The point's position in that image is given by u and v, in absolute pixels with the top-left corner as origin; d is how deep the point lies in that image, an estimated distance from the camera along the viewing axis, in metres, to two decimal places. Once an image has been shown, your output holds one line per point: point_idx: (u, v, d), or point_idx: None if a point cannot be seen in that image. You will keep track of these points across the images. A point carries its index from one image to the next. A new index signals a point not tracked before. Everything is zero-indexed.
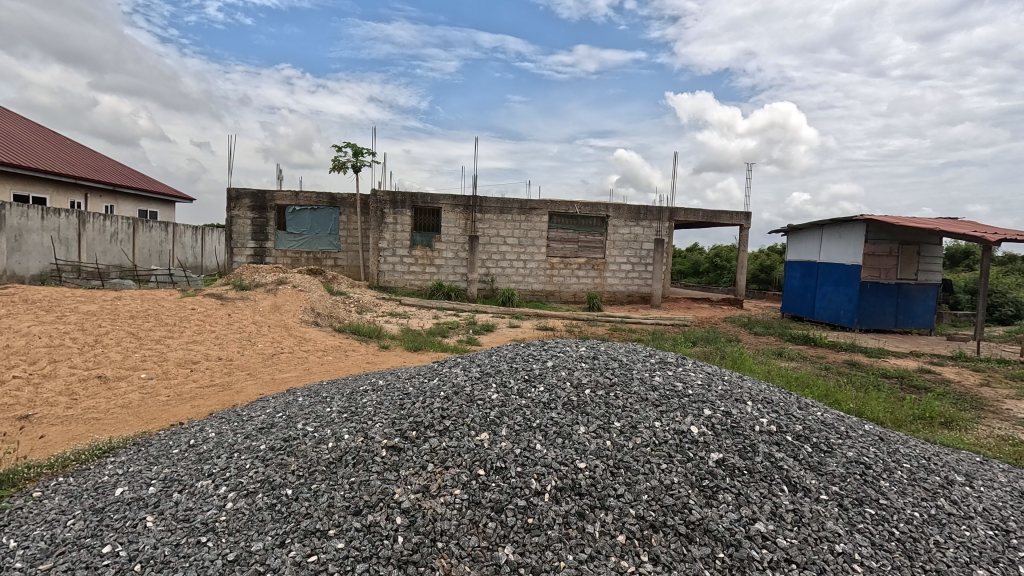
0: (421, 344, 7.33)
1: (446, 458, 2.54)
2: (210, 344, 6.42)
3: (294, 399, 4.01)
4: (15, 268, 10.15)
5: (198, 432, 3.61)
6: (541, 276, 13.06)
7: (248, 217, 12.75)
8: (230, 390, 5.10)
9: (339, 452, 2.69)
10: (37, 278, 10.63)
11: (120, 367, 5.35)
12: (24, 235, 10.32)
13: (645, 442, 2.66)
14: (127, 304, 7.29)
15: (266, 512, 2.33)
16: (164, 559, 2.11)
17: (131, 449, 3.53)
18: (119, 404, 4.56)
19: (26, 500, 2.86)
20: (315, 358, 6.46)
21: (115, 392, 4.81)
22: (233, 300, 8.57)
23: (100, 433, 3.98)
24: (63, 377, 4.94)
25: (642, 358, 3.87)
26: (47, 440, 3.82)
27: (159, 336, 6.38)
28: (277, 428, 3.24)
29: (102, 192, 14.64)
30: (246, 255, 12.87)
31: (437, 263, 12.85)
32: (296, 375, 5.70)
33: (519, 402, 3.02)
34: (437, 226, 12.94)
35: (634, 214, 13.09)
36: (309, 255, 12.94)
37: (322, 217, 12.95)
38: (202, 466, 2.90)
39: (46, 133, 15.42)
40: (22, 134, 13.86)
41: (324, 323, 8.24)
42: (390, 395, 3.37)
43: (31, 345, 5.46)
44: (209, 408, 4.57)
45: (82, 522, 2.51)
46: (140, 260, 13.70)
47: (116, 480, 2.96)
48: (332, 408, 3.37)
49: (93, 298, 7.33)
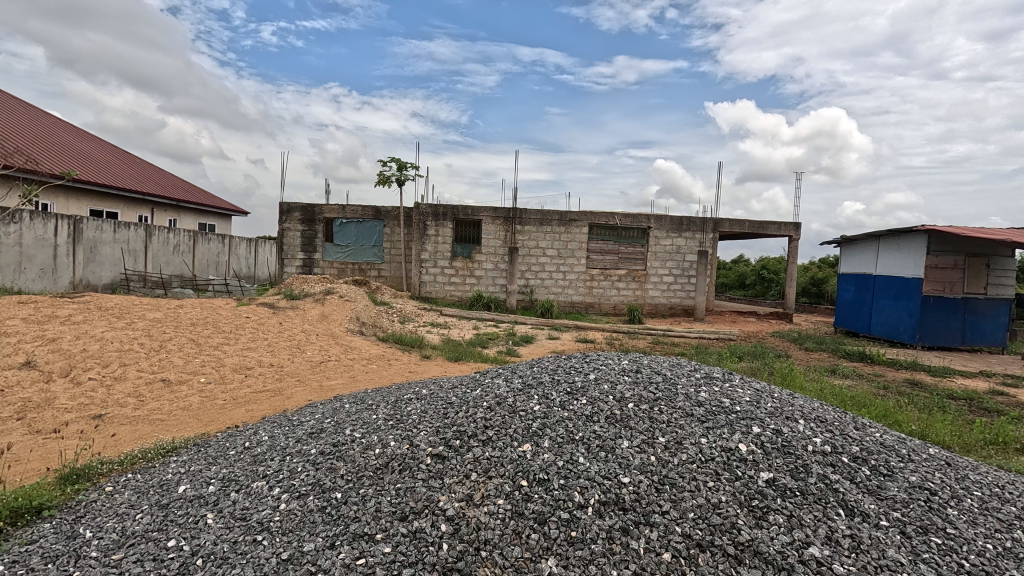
0: (462, 354, 7.43)
1: (490, 468, 2.56)
2: (263, 351, 6.73)
3: (341, 406, 4.14)
4: (90, 278, 11.01)
5: (253, 434, 3.80)
6: (580, 288, 12.98)
7: (298, 230, 13.32)
8: (281, 395, 5.33)
9: (386, 459, 2.76)
10: (108, 287, 11.46)
11: (182, 371, 5.68)
12: (98, 247, 11.19)
13: (691, 458, 2.60)
14: (188, 312, 7.73)
15: (316, 513, 2.42)
16: (223, 555, 2.22)
17: (192, 449, 3.74)
18: (181, 407, 4.83)
19: (100, 494, 3.09)
20: (360, 366, 6.65)
21: (177, 395, 5.12)
22: (283, 309, 8.95)
23: (165, 433, 4.24)
24: (131, 380, 5.29)
25: (687, 372, 3.78)
26: (117, 439, 4.07)
27: (217, 342, 6.74)
28: (326, 434, 3.35)
29: (167, 206, 15.64)
30: (296, 266, 13.41)
31: (477, 275, 13.00)
32: (342, 382, 5.89)
33: (562, 415, 3.01)
34: (478, 238, 13.11)
35: (676, 225, 12.89)
36: (354, 266, 13.39)
37: (367, 229, 13.38)
38: (257, 468, 3.04)
39: (119, 153, 16.67)
40: (97, 153, 15.03)
41: (368, 332, 8.52)
42: (433, 404, 3.44)
43: (103, 349, 5.82)
44: (262, 413, 4.79)
45: (149, 516, 2.68)
46: (199, 271, 14.54)
47: (179, 478, 3.15)
48: (378, 415, 3.47)
49: (158, 306, 7.82)
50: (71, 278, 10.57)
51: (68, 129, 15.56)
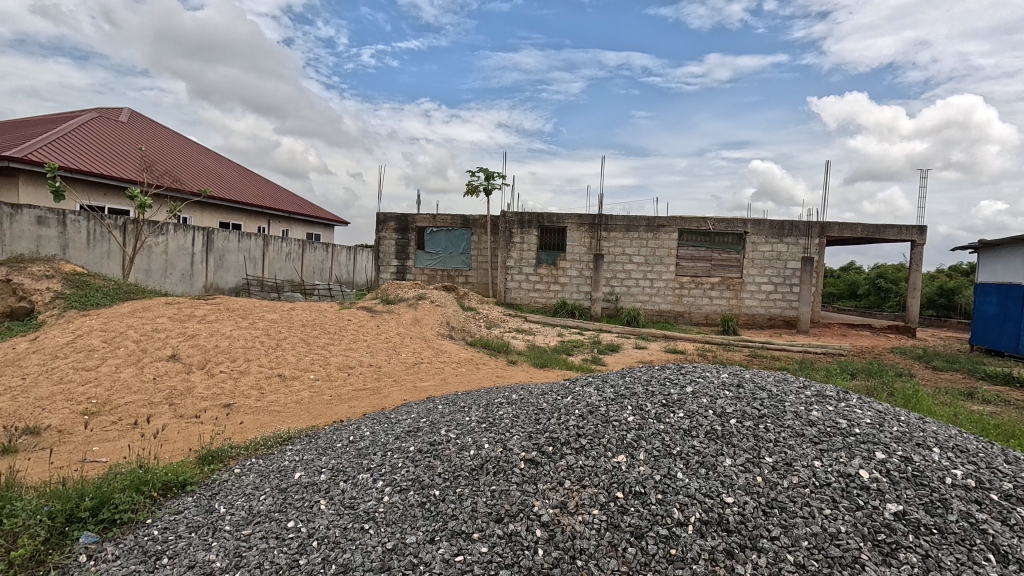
0: (547, 361, 7.45)
1: (584, 477, 2.54)
2: (363, 352, 7.21)
3: (435, 406, 4.33)
4: (218, 282, 12.55)
5: (356, 429, 4.08)
6: (669, 296, 12.51)
7: (393, 238, 14.12)
8: (379, 394, 5.68)
9: (480, 460, 2.84)
10: (233, 290, 12.96)
11: (295, 368, 6.25)
12: (225, 255, 12.71)
13: (803, 482, 2.41)
14: (300, 314, 8.49)
15: (417, 508, 2.54)
16: (335, 539, 2.40)
17: (304, 439, 4.10)
18: (294, 400, 5.31)
19: (230, 474, 3.49)
20: (450, 369, 6.91)
21: (291, 389, 5.63)
22: (380, 313, 9.53)
23: (281, 423, 4.68)
24: (253, 374, 5.91)
25: (795, 389, 3.50)
26: (243, 426, 4.57)
27: (324, 342, 7.33)
28: (423, 432, 3.51)
29: (281, 218, 17.32)
30: (390, 272, 14.23)
31: (562, 282, 12.98)
32: (434, 384, 6.15)
33: (657, 427, 2.92)
34: (563, 245, 13.11)
35: (776, 230, 12.04)
36: (443, 273, 13.94)
37: (456, 237, 13.90)
38: (362, 461, 3.26)
39: (243, 171, 18.77)
40: (226, 173, 17.03)
41: (457, 337, 8.82)
42: (525, 409, 3.48)
43: (231, 345, 6.55)
44: (363, 409, 5.13)
45: (271, 498, 2.98)
46: (307, 276, 15.95)
47: (295, 465, 3.46)
48: (471, 418, 3.57)
49: (274, 308, 8.67)
50: (204, 283, 12.15)
51: (204, 152, 17.79)
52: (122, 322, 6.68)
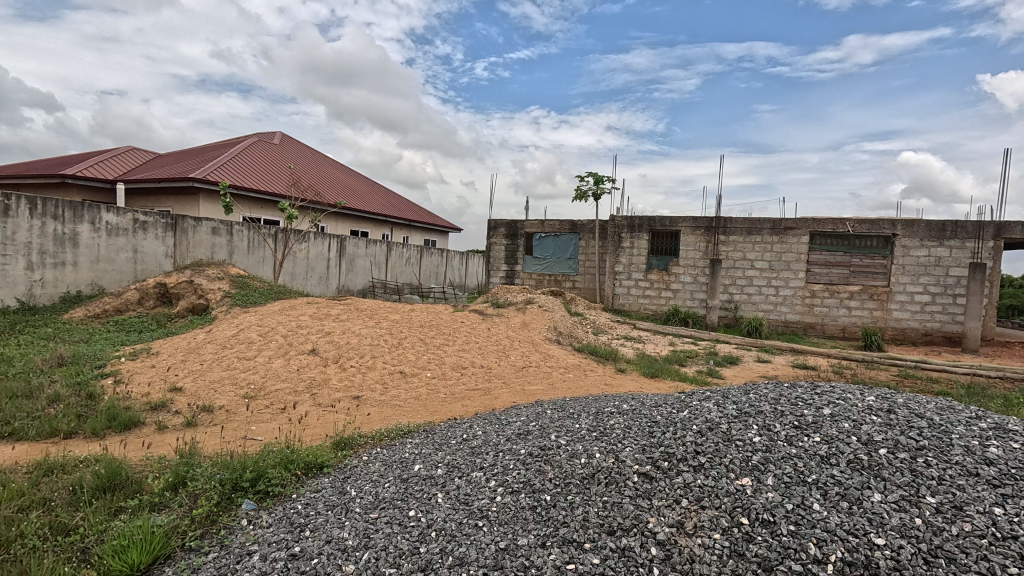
0: (658, 371, 7.14)
1: (703, 497, 2.40)
2: (475, 353, 7.51)
3: (544, 411, 4.37)
4: (348, 284, 14.00)
5: (469, 428, 4.27)
6: (797, 305, 11.36)
7: (503, 243, 14.54)
8: (490, 395, 5.87)
9: (591, 470, 2.81)
10: (360, 292, 14.35)
11: (414, 365, 6.70)
12: (355, 260, 14.14)
13: (977, 531, 2.04)
14: (418, 315, 9.09)
15: (528, 511, 2.59)
16: (452, 532, 2.52)
17: (422, 434, 4.38)
18: (413, 396, 5.69)
19: (360, 460, 3.84)
20: (557, 375, 6.92)
21: (410, 385, 6.04)
22: (491, 316, 9.86)
23: (402, 416, 5.04)
24: (379, 369, 6.43)
25: (965, 420, 2.98)
26: (370, 416, 4.99)
27: (439, 342, 7.77)
28: (533, 436, 3.56)
29: (402, 226, 18.71)
30: (500, 276, 14.66)
31: (674, 288, 12.38)
32: (542, 388, 6.20)
33: (788, 451, 2.67)
34: (676, 250, 12.52)
35: (935, 232, 10.41)
36: (551, 278, 14.05)
37: (564, 242, 13.93)
38: (475, 459, 3.39)
39: (372, 184, 20.62)
40: (358, 186, 18.82)
41: (564, 342, 8.84)
42: (637, 420, 3.37)
43: (360, 342, 7.20)
44: (475, 409, 5.34)
45: (394, 486, 3.22)
46: (424, 280, 17.10)
47: (414, 457, 3.71)
48: (581, 425, 3.55)
49: (396, 309, 9.38)
50: (337, 285, 13.66)
51: (340, 168, 19.86)
52: (274, 318, 7.66)
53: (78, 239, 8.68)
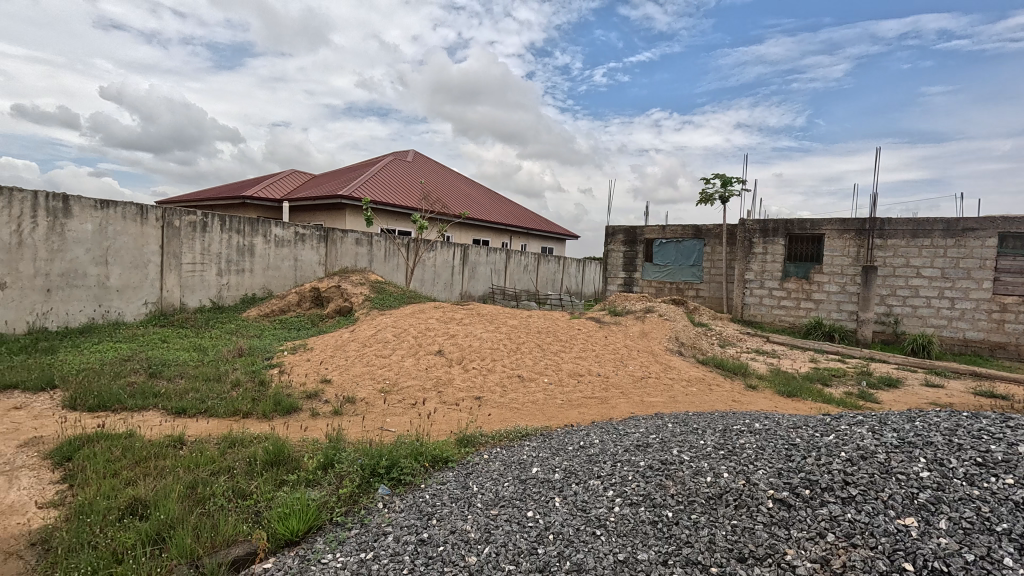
0: (796, 390, 6.44)
1: (854, 534, 2.13)
2: (592, 361, 7.44)
3: (665, 424, 4.20)
4: (470, 290, 14.90)
5: (586, 436, 4.25)
6: (980, 321, 9.52)
7: (621, 250, 14.23)
8: (607, 404, 5.77)
9: (719, 490, 2.64)
10: (481, 297, 15.18)
11: (532, 370, 6.83)
12: (476, 267, 15.00)
13: None
14: (536, 321, 9.27)
15: (649, 526, 2.50)
16: (570, 538, 2.53)
17: (539, 437, 4.46)
18: (531, 400, 5.81)
19: (481, 458, 4.01)
20: (679, 388, 6.58)
21: (528, 390, 6.18)
22: (609, 324, 9.70)
23: (520, 419, 5.18)
24: (498, 373, 6.67)
25: None
26: (490, 417, 5.20)
27: (556, 349, 7.83)
28: (653, 449, 3.43)
29: (521, 234, 19.27)
30: (617, 284, 14.35)
31: (815, 298, 11.10)
32: (662, 401, 5.95)
33: (968, 492, 2.26)
34: (820, 256, 11.24)
35: None
36: (672, 286, 13.43)
37: (687, 248, 13.24)
38: (592, 467, 3.37)
39: (493, 195, 21.57)
40: (480, 197, 19.81)
41: (687, 354, 8.39)
42: (771, 441, 3.09)
43: (481, 345, 7.54)
44: (592, 417, 5.29)
45: (513, 486, 3.32)
46: (542, 286, 17.56)
47: (532, 460, 3.79)
48: (707, 442, 3.34)
49: (515, 315, 9.66)
50: (460, 290, 14.57)
51: (465, 181, 21.08)
52: (406, 321, 8.35)
53: (254, 250, 10.24)
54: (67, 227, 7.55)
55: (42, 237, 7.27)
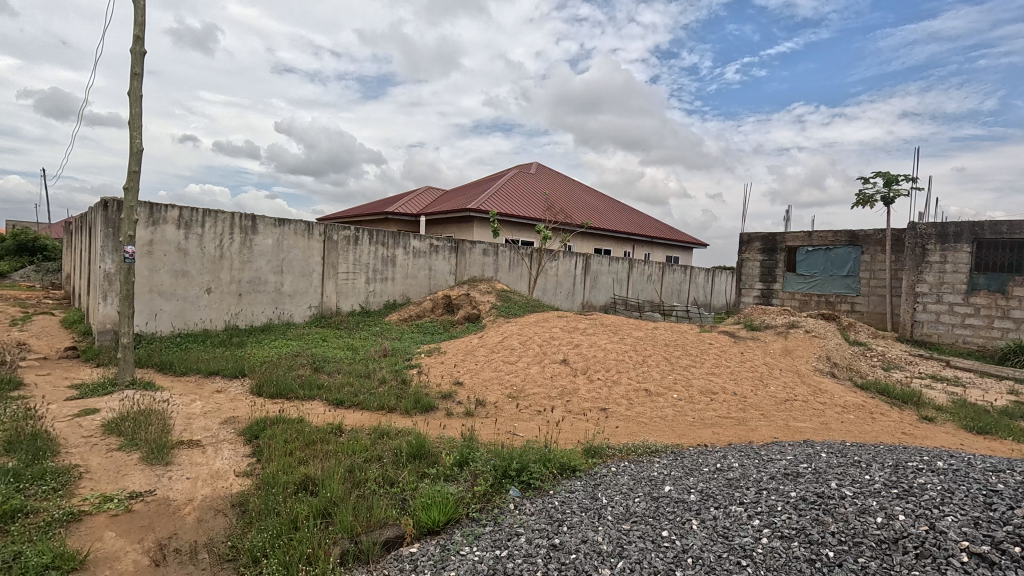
0: (990, 427, 5.35)
1: None
2: (727, 379, 6.94)
3: (817, 453, 3.78)
4: (592, 299, 14.93)
5: (723, 458, 3.98)
6: None
7: (758, 259, 13.08)
8: (746, 426, 5.34)
9: (894, 535, 2.33)
10: (602, 307, 15.15)
11: (659, 385, 6.56)
12: (598, 276, 14.98)
13: None
14: (663, 333, 8.91)
15: (805, 564, 2.29)
16: (711, 565, 2.40)
17: (670, 455, 4.28)
18: (659, 416, 5.59)
19: (609, 470, 3.96)
20: (832, 414, 5.85)
21: (656, 404, 5.95)
22: (745, 339, 8.97)
23: (649, 434, 5.01)
24: (624, 385, 6.51)
25: None
26: (618, 430, 5.11)
27: (686, 363, 7.44)
28: (805, 479, 3.12)
29: (644, 243, 18.72)
30: (753, 296, 13.18)
31: (1016, 317, 9.18)
32: (812, 427, 5.34)
33: None
34: (1021, 265, 9.38)
35: None
36: (820, 299, 12.03)
37: (839, 257, 11.79)
38: (733, 492, 3.15)
39: (615, 203, 21.27)
40: (602, 206, 19.66)
41: (842, 376, 7.45)
42: (962, 486, 2.64)
43: (606, 356, 7.44)
44: (728, 438, 4.94)
45: (645, 502, 3.23)
46: (666, 297, 17.03)
47: (664, 478, 3.64)
48: (874, 477, 2.95)
49: (640, 326, 9.38)
50: (581, 300, 14.64)
51: (587, 190, 21.08)
52: (531, 329, 8.57)
53: (395, 260, 11.27)
54: (254, 241, 9.01)
55: (237, 251, 8.78)
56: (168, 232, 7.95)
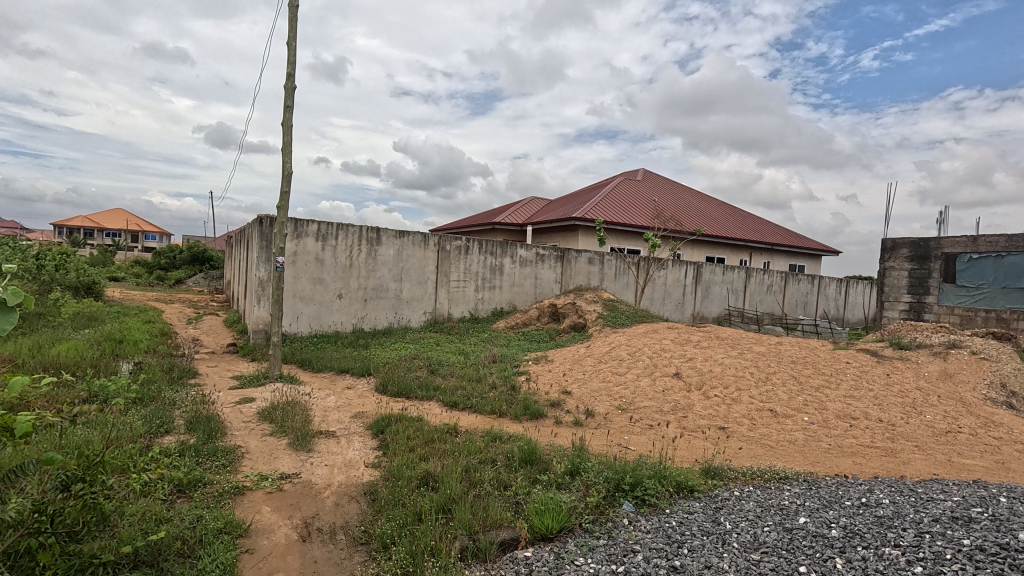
0: None
1: None
2: (869, 403, 6.15)
3: (994, 497, 3.23)
4: (704, 310, 14.15)
5: (870, 492, 3.55)
6: None
7: (905, 269, 11.43)
8: (896, 458, 4.70)
9: None
10: (716, 319, 14.32)
11: (787, 406, 6.00)
12: (712, 286, 14.16)
13: None
14: (788, 349, 8.16)
15: None
16: None
17: (803, 484, 3.89)
18: (788, 439, 5.11)
19: (731, 494, 3.70)
20: (1011, 453, 4.94)
21: (784, 427, 5.45)
22: (890, 359, 7.91)
23: (776, 459, 4.60)
24: (745, 404, 6.05)
25: None
26: (740, 452, 4.76)
27: (818, 384, 6.72)
28: (983, 530, 2.70)
29: (764, 251, 17.35)
30: (900, 310, 11.46)
31: None
32: (984, 466, 4.55)
33: None
34: None
35: None
36: (989, 315, 10.24)
37: (1010, 267, 10.21)
38: (886, 532, 2.80)
39: (730, 209, 19.98)
40: (716, 212, 18.56)
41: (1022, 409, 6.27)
42: None
43: (724, 372, 6.98)
44: (874, 470, 4.38)
45: (776, 533, 2.97)
46: (788, 309, 15.69)
47: (797, 508, 3.32)
48: None
49: (762, 340, 8.68)
50: (693, 311, 13.93)
51: (698, 196, 20.05)
52: (640, 340, 8.32)
53: (503, 269, 11.60)
54: (379, 251, 9.81)
55: (364, 260, 9.63)
56: (308, 243, 8.95)
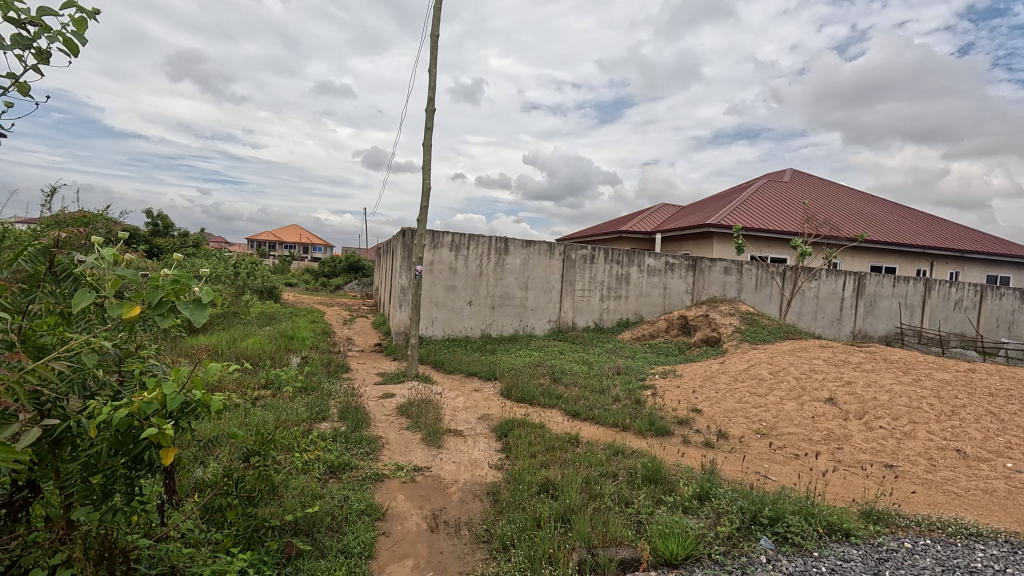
0: None
1: None
2: None
3: None
4: (869, 328, 12.31)
5: None
6: None
7: None
8: None
9: None
10: (884, 338, 12.37)
11: (981, 447, 4.93)
12: (878, 300, 12.28)
13: None
14: (984, 379, 6.71)
15: None
16: None
17: (1004, 546, 3.17)
18: (982, 488, 4.19)
19: (899, 545, 3.14)
20: None
21: (977, 472, 4.49)
22: None
23: (965, 510, 3.80)
24: (921, 440, 5.10)
25: None
26: (914, 496, 4.01)
27: None
28: None
29: (949, 259, 14.57)
30: None
31: None
32: None
33: None
34: None
35: None
36: None
37: None
38: None
39: (904, 211, 17.12)
40: (884, 214, 16.04)
41: None
42: None
43: (893, 401, 5.94)
44: None
45: None
46: (986, 330, 12.99)
47: None
48: None
49: (946, 366, 7.25)
50: (852, 328, 12.18)
51: (861, 197, 17.50)
52: (785, 358, 7.49)
53: (630, 278, 11.29)
54: (506, 260, 10.18)
55: (492, 269, 10.06)
56: (443, 253, 9.61)
